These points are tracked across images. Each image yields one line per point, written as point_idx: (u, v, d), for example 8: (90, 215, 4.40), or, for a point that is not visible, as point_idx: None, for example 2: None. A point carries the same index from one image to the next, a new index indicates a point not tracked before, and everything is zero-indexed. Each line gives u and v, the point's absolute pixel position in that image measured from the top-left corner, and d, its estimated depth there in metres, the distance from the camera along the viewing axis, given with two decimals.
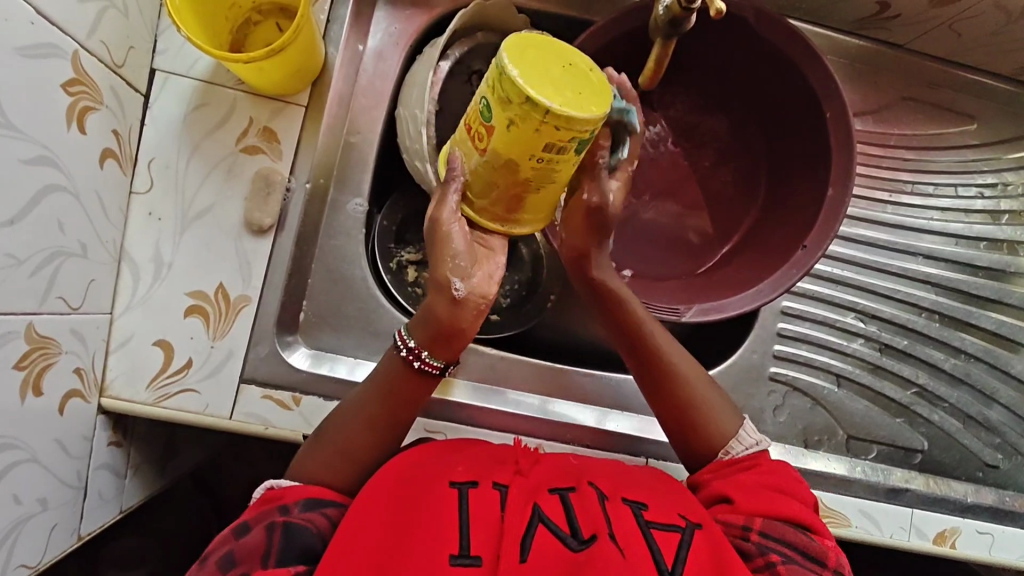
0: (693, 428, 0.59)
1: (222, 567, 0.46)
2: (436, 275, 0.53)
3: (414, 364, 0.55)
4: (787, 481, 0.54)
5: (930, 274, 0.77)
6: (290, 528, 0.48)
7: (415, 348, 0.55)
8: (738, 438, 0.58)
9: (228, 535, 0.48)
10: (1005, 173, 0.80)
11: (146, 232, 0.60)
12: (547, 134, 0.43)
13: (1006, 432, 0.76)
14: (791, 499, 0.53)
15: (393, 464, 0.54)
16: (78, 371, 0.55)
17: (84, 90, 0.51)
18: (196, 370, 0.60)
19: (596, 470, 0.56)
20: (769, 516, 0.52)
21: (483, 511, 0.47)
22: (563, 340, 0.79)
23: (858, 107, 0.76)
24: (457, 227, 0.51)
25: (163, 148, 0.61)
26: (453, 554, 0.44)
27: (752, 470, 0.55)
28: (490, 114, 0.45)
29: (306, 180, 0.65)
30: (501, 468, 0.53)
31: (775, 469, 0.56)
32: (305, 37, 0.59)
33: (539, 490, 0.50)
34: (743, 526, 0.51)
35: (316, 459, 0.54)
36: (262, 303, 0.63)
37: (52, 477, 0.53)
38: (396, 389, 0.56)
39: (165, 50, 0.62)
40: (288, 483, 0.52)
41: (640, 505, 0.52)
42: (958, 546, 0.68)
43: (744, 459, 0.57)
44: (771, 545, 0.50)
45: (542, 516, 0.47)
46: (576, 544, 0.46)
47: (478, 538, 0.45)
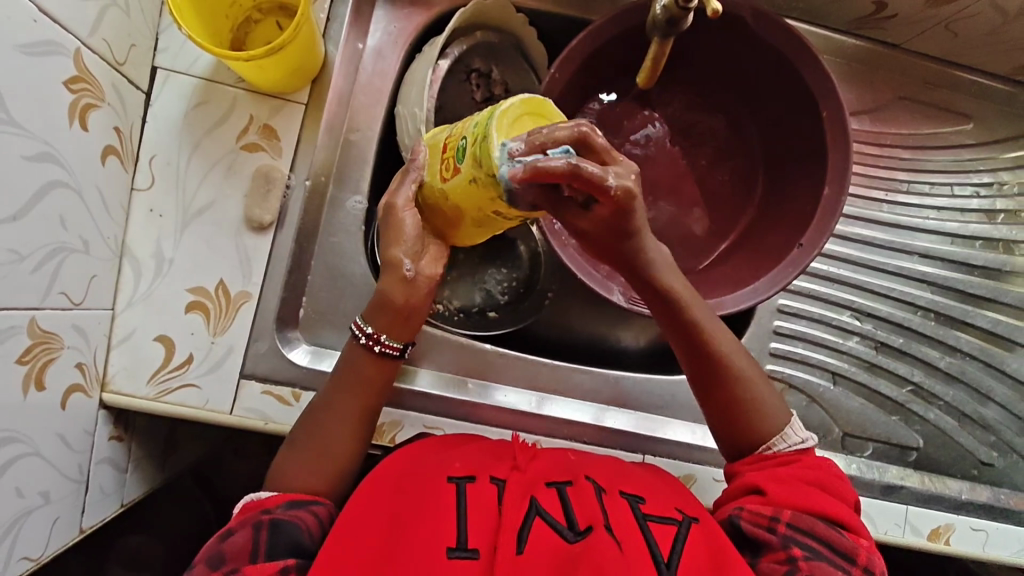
0: (742, 425, 0.57)
1: (210, 565, 0.46)
2: (386, 256, 0.55)
3: (375, 349, 0.56)
4: (826, 477, 0.54)
5: (926, 272, 0.78)
6: (277, 525, 0.48)
7: (375, 334, 0.56)
8: (783, 435, 0.57)
9: (214, 538, 0.48)
10: (1001, 172, 0.80)
11: (147, 228, 0.61)
12: (499, 207, 0.46)
13: (1001, 430, 0.77)
14: (827, 496, 0.53)
15: (390, 463, 0.54)
16: (80, 366, 0.56)
17: (86, 87, 0.52)
18: (197, 366, 0.61)
19: (594, 466, 0.57)
20: (800, 510, 0.52)
21: (481, 506, 0.48)
22: (561, 337, 0.80)
23: (855, 107, 0.77)
24: (410, 213, 0.54)
25: (164, 145, 0.62)
26: (450, 547, 0.44)
27: (791, 466, 0.55)
28: (462, 157, 0.46)
29: (306, 177, 0.66)
30: (498, 464, 0.54)
31: (817, 467, 0.55)
32: (305, 35, 0.59)
33: (536, 484, 0.51)
34: (771, 516, 0.51)
35: (290, 469, 0.53)
36: (262, 299, 0.63)
37: (54, 470, 0.53)
38: (352, 374, 0.56)
39: (166, 48, 0.62)
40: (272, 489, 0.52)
41: (638, 499, 0.53)
42: (952, 543, 0.69)
43: (788, 456, 0.56)
44: (794, 538, 0.50)
45: (539, 509, 0.48)
46: (572, 536, 0.46)
47: (474, 532, 0.46)
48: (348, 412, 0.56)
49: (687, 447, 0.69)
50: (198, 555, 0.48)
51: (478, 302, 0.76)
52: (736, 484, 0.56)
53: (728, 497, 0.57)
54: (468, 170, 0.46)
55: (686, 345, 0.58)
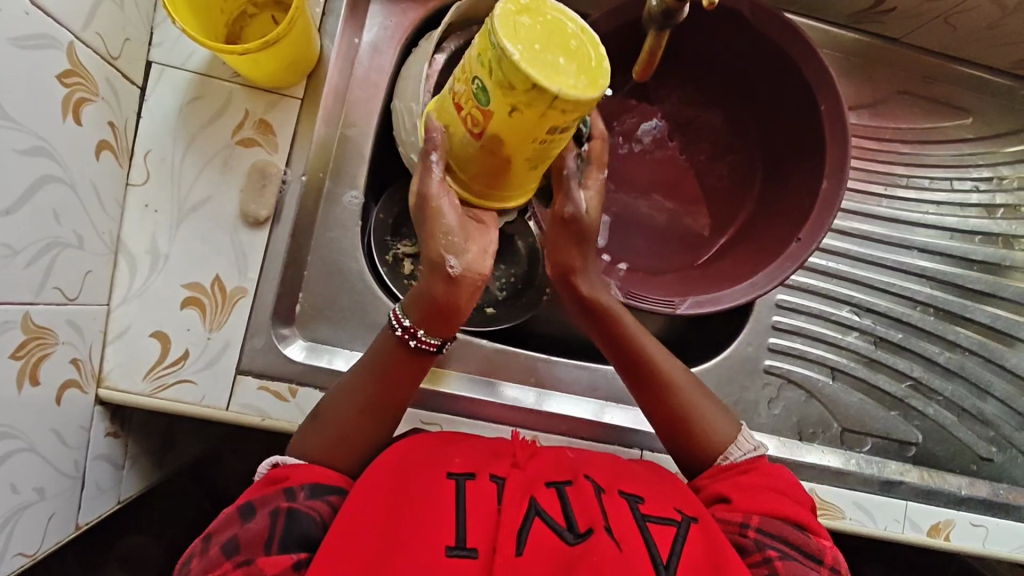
0: (687, 438, 0.60)
1: (226, 551, 0.47)
2: (429, 255, 0.53)
3: (410, 343, 0.55)
4: (782, 481, 0.55)
5: (925, 267, 0.77)
6: (293, 514, 0.48)
7: (412, 328, 0.55)
8: (737, 444, 0.59)
9: (231, 522, 0.49)
10: (1001, 167, 0.80)
11: (143, 224, 0.61)
12: (553, 118, 0.43)
13: (1001, 425, 0.77)
14: (788, 500, 0.54)
15: (385, 456, 0.54)
16: (75, 362, 0.55)
17: (79, 82, 0.52)
18: (192, 362, 0.61)
19: (592, 464, 0.57)
20: (766, 514, 0.52)
21: (479, 504, 0.48)
22: (559, 333, 0.79)
23: (853, 101, 0.77)
24: (445, 202, 0.52)
25: (159, 141, 0.61)
26: (449, 546, 0.45)
27: (746, 473, 0.56)
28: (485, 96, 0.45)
29: (302, 172, 0.65)
30: (498, 461, 0.53)
31: (773, 473, 0.56)
32: (300, 29, 0.58)
33: (535, 484, 0.51)
34: (741, 522, 0.52)
35: (316, 434, 0.55)
36: (258, 295, 0.63)
37: (49, 467, 0.53)
38: (388, 361, 0.56)
39: (161, 43, 0.62)
40: (293, 462, 0.53)
41: (637, 499, 0.52)
42: (951, 539, 0.69)
43: (741, 465, 0.57)
44: (766, 541, 0.50)
45: (538, 510, 0.48)
46: (572, 538, 0.47)
47: (474, 530, 0.46)
48: (384, 389, 0.56)
49: None
50: (216, 536, 0.48)
51: None
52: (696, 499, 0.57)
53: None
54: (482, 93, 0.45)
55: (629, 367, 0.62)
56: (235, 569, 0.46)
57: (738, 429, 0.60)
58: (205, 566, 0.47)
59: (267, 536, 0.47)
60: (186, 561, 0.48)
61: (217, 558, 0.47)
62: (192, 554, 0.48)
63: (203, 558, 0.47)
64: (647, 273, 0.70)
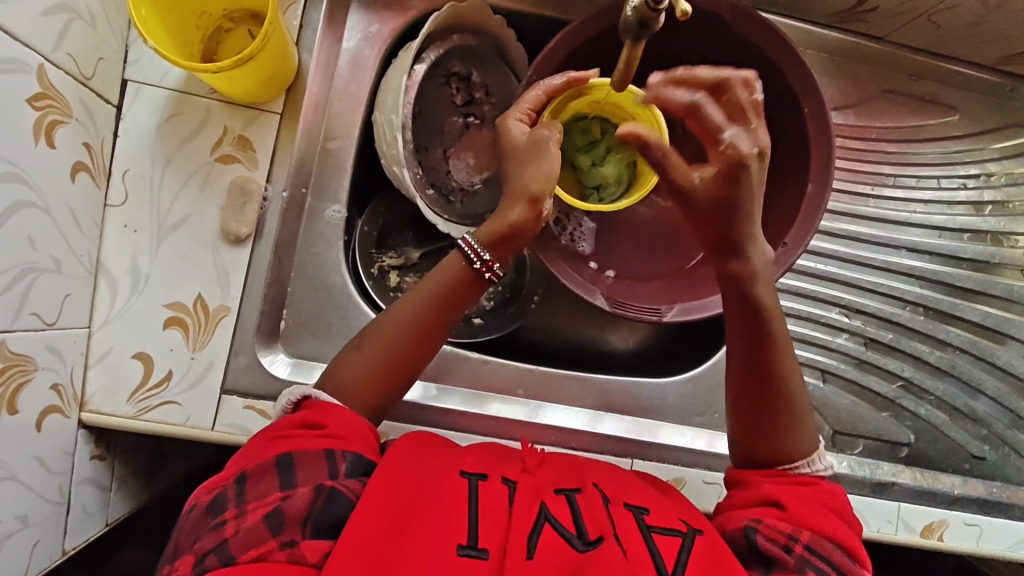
0: (760, 421, 0.56)
1: (267, 527, 0.45)
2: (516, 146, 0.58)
3: (486, 275, 0.59)
4: (841, 504, 0.53)
5: (914, 267, 0.77)
6: (334, 493, 0.47)
7: (489, 262, 0.58)
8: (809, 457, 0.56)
9: (271, 481, 0.47)
10: (988, 164, 0.79)
11: (122, 244, 0.60)
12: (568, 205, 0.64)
13: (993, 423, 0.77)
14: (845, 526, 0.52)
15: (398, 445, 0.53)
16: (56, 388, 0.55)
17: (52, 104, 0.51)
18: (176, 383, 0.60)
19: (598, 471, 0.57)
20: (819, 533, 0.50)
21: (491, 506, 0.48)
22: (549, 341, 0.79)
23: (838, 102, 0.76)
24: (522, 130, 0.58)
25: (137, 160, 0.61)
26: (461, 545, 0.44)
27: (806, 486, 0.54)
28: (589, 131, 0.64)
29: (283, 188, 0.64)
30: (508, 465, 0.54)
31: (835, 492, 0.54)
32: (275, 43, 0.58)
33: (545, 488, 0.51)
34: (789, 535, 0.50)
35: (359, 363, 0.56)
36: (241, 313, 0.62)
37: (32, 495, 0.53)
38: (457, 291, 0.58)
39: (136, 60, 0.61)
40: (327, 397, 0.54)
41: (641, 509, 0.52)
42: (945, 538, 0.69)
43: (806, 475, 0.55)
44: (809, 561, 0.48)
45: (549, 514, 0.48)
46: (581, 545, 0.46)
47: (485, 531, 0.46)
48: (435, 323, 0.58)
49: (676, 451, 0.69)
50: (254, 501, 0.46)
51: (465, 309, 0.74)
52: (741, 489, 0.55)
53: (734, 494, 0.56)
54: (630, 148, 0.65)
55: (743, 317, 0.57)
56: (278, 549, 0.44)
57: (815, 448, 0.56)
58: (244, 539, 0.44)
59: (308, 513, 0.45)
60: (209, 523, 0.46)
61: (257, 533, 0.44)
62: (221, 518, 0.46)
63: (238, 526, 0.45)
64: (635, 279, 0.71)
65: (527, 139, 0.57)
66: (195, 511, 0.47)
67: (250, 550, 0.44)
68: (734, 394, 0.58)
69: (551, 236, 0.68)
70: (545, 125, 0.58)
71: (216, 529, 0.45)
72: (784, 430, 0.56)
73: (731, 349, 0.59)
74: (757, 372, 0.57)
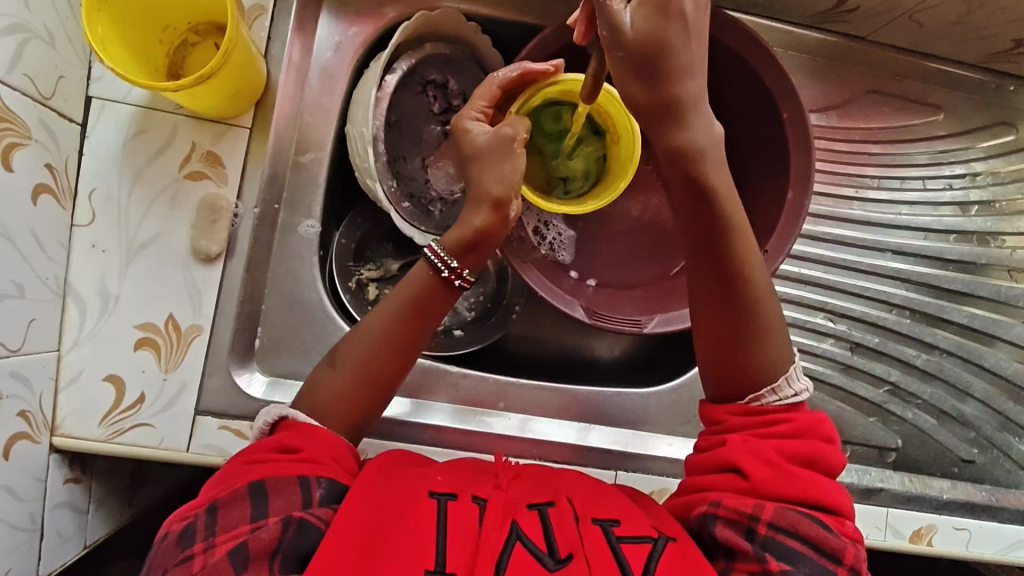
0: (735, 356, 0.55)
1: (232, 562, 0.44)
2: (484, 143, 0.57)
3: (455, 283, 0.58)
4: (814, 445, 0.52)
5: (900, 269, 0.76)
6: (304, 524, 0.46)
7: (458, 270, 0.57)
8: (772, 387, 0.54)
9: (242, 511, 0.46)
10: (974, 163, 0.78)
11: (91, 264, 0.59)
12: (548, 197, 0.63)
13: (981, 426, 0.76)
14: (815, 474, 0.51)
15: (370, 468, 0.53)
16: (24, 414, 0.54)
17: (8, 126, 0.50)
18: (149, 405, 0.59)
19: (574, 486, 0.57)
20: (779, 502, 0.50)
21: (462, 525, 0.47)
22: (532, 351, 0.78)
23: (821, 104, 0.75)
24: (478, 126, 0.58)
25: (104, 179, 0.60)
26: (429, 571, 0.44)
27: (776, 428, 0.53)
28: (560, 117, 0.64)
29: (254, 205, 0.63)
30: (480, 482, 0.53)
31: (805, 430, 0.53)
32: (239, 57, 0.56)
33: (517, 506, 0.50)
34: (751, 515, 0.49)
35: (337, 377, 0.56)
36: (214, 332, 0.61)
37: (1, 524, 0.52)
38: (431, 300, 0.58)
39: (100, 77, 0.60)
40: (305, 418, 0.54)
41: (612, 522, 0.52)
42: (934, 544, 0.68)
43: (776, 411, 0.53)
44: (773, 540, 0.48)
45: (519, 534, 0.47)
46: (552, 564, 0.46)
47: (454, 555, 0.45)
48: (411, 331, 0.57)
49: (661, 462, 0.68)
50: (223, 533, 0.45)
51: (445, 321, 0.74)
52: (716, 431, 0.55)
53: (710, 440, 0.56)
54: (597, 141, 0.66)
55: (710, 253, 0.54)
56: None
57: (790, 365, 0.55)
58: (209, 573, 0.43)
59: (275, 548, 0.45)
60: (178, 554, 0.45)
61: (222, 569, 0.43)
62: (188, 552, 0.45)
63: (205, 561, 0.44)
64: (615, 287, 0.70)
65: (489, 139, 0.57)
66: (164, 542, 0.46)
67: None
68: (707, 330, 0.56)
69: (528, 246, 0.68)
70: (509, 123, 0.57)
71: (183, 564, 0.44)
72: (751, 353, 0.54)
73: (698, 282, 0.56)
74: (723, 293, 0.55)
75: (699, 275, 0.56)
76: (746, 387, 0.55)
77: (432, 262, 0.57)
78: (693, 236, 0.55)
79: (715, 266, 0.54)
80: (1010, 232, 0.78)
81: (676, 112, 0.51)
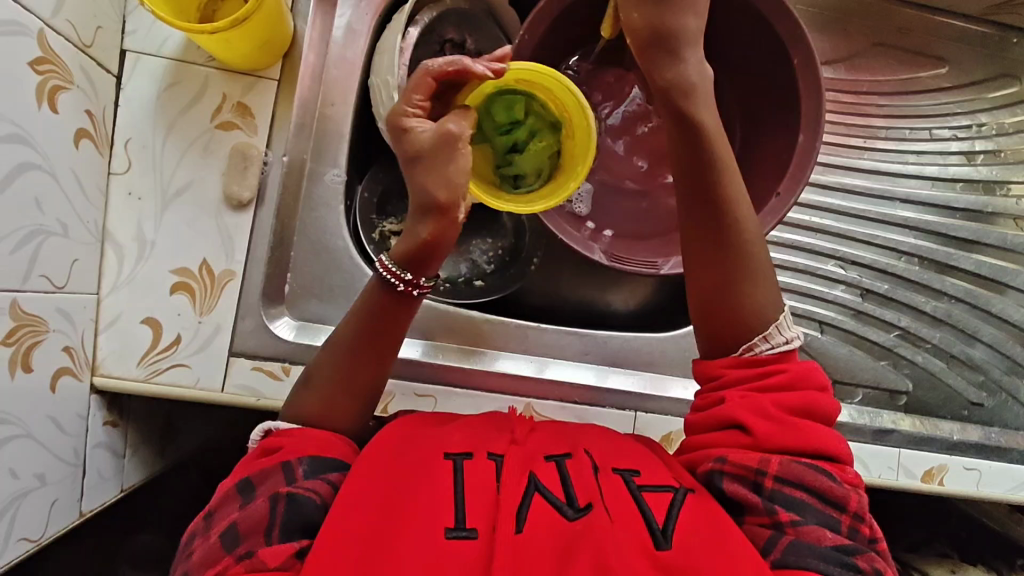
0: (729, 302, 0.57)
1: (224, 543, 0.46)
2: (424, 144, 0.51)
3: (414, 293, 0.56)
4: (812, 395, 0.53)
5: (908, 218, 0.78)
6: (293, 497, 0.47)
7: (413, 280, 0.55)
8: (765, 335, 0.55)
9: (232, 503, 0.48)
10: (979, 114, 0.80)
11: (127, 211, 0.61)
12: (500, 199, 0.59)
13: (990, 370, 0.78)
14: (815, 426, 0.52)
15: (384, 432, 0.54)
16: (67, 350, 0.56)
17: (53, 69, 0.52)
18: (185, 346, 0.62)
19: (591, 437, 0.58)
20: (786, 456, 0.51)
21: (478, 483, 0.48)
22: (549, 304, 0.80)
23: (829, 56, 0.77)
24: (421, 125, 0.52)
25: (138, 128, 0.62)
26: (449, 528, 0.45)
27: (772, 380, 0.53)
28: (512, 106, 0.60)
29: (283, 153, 0.66)
30: (496, 439, 0.54)
31: (801, 380, 0.53)
32: (270, 7, 0.58)
33: (534, 459, 0.52)
34: (758, 470, 0.51)
35: (344, 353, 0.56)
36: (246, 277, 0.63)
37: (49, 454, 0.54)
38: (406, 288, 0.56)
39: (135, 30, 0.62)
40: (286, 424, 0.54)
41: (632, 472, 0.53)
42: (945, 483, 0.70)
43: (768, 358, 0.55)
44: (781, 493, 0.50)
45: (537, 485, 0.49)
46: (572, 513, 0.47)
47: (472, 510, 0.46)
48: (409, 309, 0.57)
49: (679, 402, 0.70)
50: (218, 523, 0.47)
51: (464, 272, 0.76)
52: (715, 388, 0.56)
53: (707, 399, 0.57)
54: (553, 136, 0.62)
55: (699, 192, 0.57)
56: (236, 562, 0.45)
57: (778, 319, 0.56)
58: (206, 558, 0.46)
59: (268, 523, 0.46)
60: (189, 540, 0.48)
61: (217, 549, 0.46)
62: (192, 549, 0.47)
63: (205, 547, 0.46)
64: (635, 237, 0.72)
65: (434, 138, 0.51)
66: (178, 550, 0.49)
67: (210, 568, 0.45)
68: (700, 273, 0.58)
69: None
70: (453, 118, 0.52)
71: (188, 559, 0.47)
72: (743, 298, 0.56)
73: (687, 219, 0.58)
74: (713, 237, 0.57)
75: (688, 212, 0.58)
76: (739, 331, 0.56)
77: (385, 276, 0.55)
78: (687, 177, 0.57)
79: (703, 199, 0.56)
80: (1015, 181, 0.80)
81: (670, 44, 0.54)
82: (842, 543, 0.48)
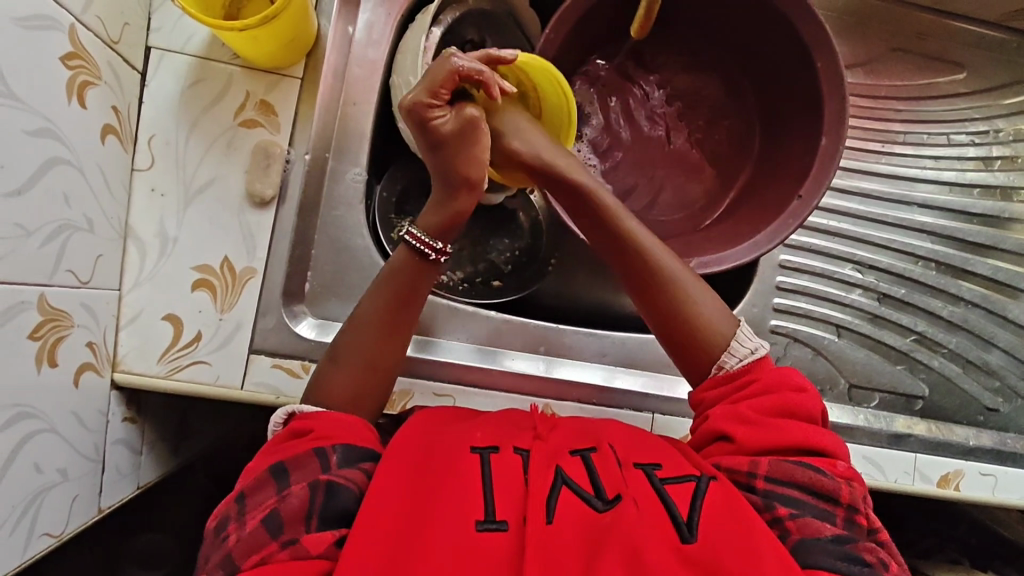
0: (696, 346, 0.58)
1: (267, 529, 0.45)
2: (452, 129, 0.56)
3: (432, 258, 0.59)
4: (787, 397, 0.54)
5: (926, 223, 0.78)
6: (331, 487, 0.47)
7: (438, 246, 0.59)
8: (731, 350, 0.58)
9: (268, 489, 0.48)
10: (996, 120, 0.80)
11: (150, 208, 0.61)
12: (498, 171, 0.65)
13: (1006, 375, 0.78)
14: (795, 422, 0.53)
15: (407, 428, 0.54)
16: (90, 345, 0.56)
17: (82, 64, 0.52)
18: (206, 343, 0.61)
19: (611, 429, 0.58)
20: (773, 457, 0.52)
21: (506, 477, 0.48)
22: (565, 305, 0.80)
23: (849, 61, 0.78)
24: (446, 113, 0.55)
25: (161, 125, 0.62)
26: (480, 520, 0.45)
27: (748, 390, 0.56)
28: None
29: (305, 151, 0.66)
30: (519, 434, 0.54)
31: (773, 385, 0.55)
32: (297, 6, 0.59)
33: (559, 453, 0.52)
34: (748, 472, 0.51)
35: (342, 375, 0.56)
36: (267, 274, 0.63)
37: (71, 449, 0.54)
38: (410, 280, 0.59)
39: (159, 27, 0.62)
40: (312, 408, 0.54)
41: (654, 466, 0.53)
42: (960, 488, 0.70)
43: (738, 373, 0.57)
44: (775, 492, 0.50)
45: (565, 479, 0.49)
46: (601, 505, 0.48)
47: (502, 503, 0.46)
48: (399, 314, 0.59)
49: None
50: (254, 510, 0.47)
51: (483, 270, 0.76)
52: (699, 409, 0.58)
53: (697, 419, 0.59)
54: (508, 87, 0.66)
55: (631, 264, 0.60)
56: (281, 549, 0.44)
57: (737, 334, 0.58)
58: (247, 545, 0.45)
59: (308, 511, 0.46)
60: (220, 527, 0.47)
61: (260, 538, 0.45)
62: (226, 535, 0.46)
63: (241, 535, 0.46)
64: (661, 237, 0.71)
65: (459, 124, 0.55)
66: (206, 540, 0.48)
67: (253, 556, 0.44)
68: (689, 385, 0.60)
69: None
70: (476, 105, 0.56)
71: (222, 546, 0.46)
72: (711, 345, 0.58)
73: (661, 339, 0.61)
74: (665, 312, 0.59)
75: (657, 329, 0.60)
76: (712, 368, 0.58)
77: (417, 248, 0.59)
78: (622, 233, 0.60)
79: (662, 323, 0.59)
80: None
81: None
82: (841, 534, 0.48)
